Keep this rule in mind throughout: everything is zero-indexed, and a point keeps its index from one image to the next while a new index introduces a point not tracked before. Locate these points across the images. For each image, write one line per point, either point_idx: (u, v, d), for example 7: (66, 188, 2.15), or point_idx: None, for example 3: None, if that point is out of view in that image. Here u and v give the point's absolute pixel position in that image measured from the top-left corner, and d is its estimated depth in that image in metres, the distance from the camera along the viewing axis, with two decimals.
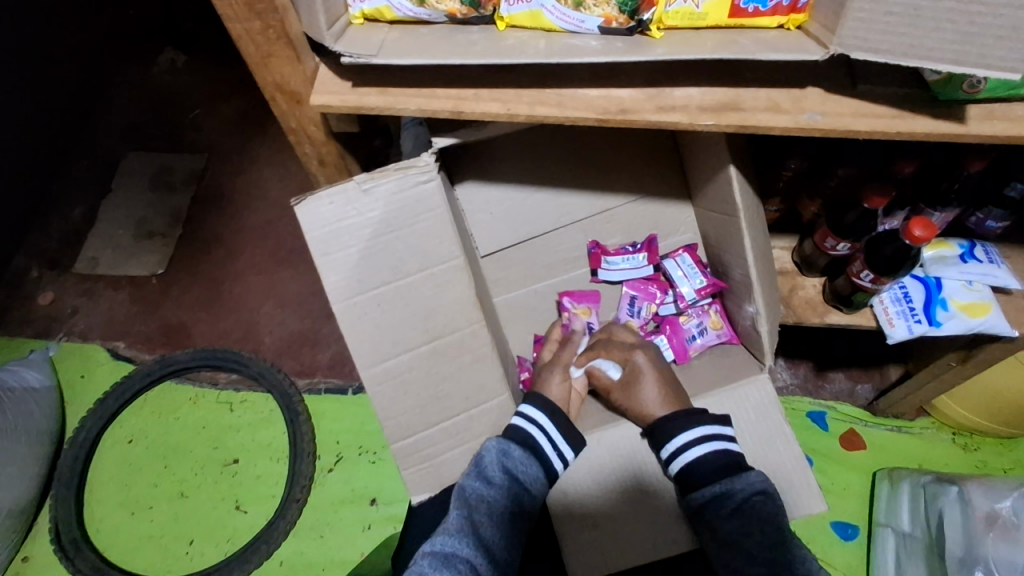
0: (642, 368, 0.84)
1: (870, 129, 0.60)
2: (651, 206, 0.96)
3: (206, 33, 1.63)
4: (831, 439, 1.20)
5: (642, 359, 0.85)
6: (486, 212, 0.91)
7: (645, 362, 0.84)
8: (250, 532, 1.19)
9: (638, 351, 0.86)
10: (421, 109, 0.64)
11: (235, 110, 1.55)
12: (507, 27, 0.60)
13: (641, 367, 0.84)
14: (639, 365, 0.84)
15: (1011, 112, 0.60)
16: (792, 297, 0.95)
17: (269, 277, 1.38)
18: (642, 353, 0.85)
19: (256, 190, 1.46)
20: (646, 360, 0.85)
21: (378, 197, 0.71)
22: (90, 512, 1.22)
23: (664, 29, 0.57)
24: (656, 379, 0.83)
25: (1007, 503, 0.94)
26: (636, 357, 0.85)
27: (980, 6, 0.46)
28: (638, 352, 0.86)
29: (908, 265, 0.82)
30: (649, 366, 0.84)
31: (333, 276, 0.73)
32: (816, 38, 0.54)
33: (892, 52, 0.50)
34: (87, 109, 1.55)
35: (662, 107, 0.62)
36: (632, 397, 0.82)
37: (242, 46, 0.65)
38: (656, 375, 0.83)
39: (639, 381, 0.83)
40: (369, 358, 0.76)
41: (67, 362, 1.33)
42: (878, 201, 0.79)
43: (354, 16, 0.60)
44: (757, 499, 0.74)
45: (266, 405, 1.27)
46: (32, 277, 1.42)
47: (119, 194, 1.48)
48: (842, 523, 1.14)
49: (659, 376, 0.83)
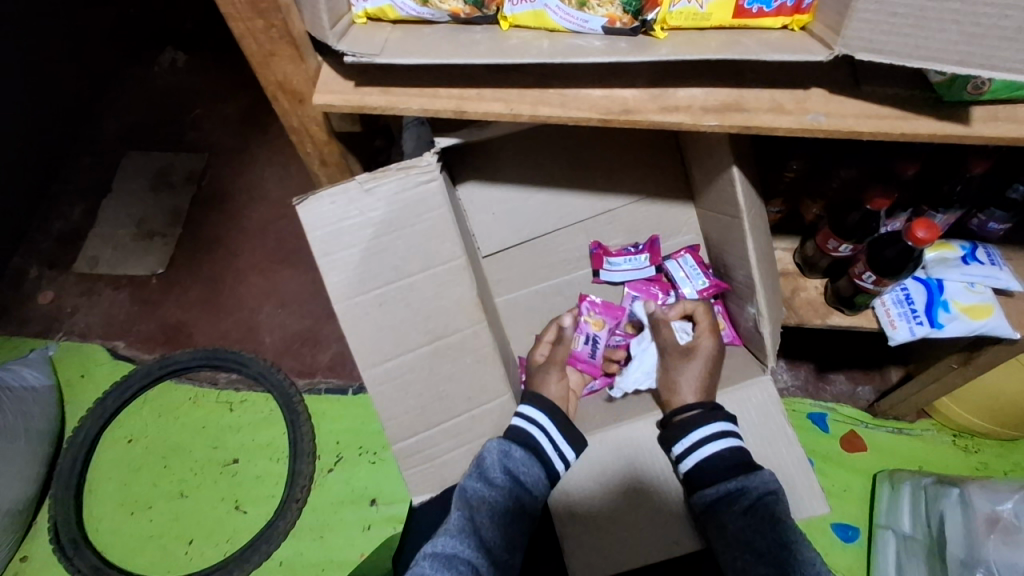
0: (705, 352, 0.83)
1: (873, 130, 0.59)
2: (653, 207, 0.96)
3: (207, 33, 1.63)
4: (832, 440, 1.20)
5: (709, 345, 0.84)
6: (488, 212, 0.91)
7: (711, 348, 0.83)
8: (250, 532, 1.19)
9: (712, 337, 0.84)
10: (424, 109, 0.63)
11: (236, 109, 1.55)
12: (510, 26, 0.60)
13: (704, 350, 0.83)
14: (702, 346, 0.83)
15: (1015, 114, 0.60)
16: (795, 299, 0.94)
17: (270, 276, 1.38)
18: (713, 341, 0.84)
19: (257, 189, 1.46)
20: (714, 350, 0.83)
21: (379, 197, 0.71)
22: (89, 512, 1.22)
23: (667, 29, 0.57)
24: (705, 368, 0.82)
25: (1008, 504, 0.93)
26: (707, 339, 0.84)
27: (985, 6, 0.46)
28: (712, 337, 0.84)
29: (910, 267, 0.82)
30: (710, 354, 0.83)
31: (334, 276, 0.72)
32: (820, 39, 0.54)
33: (896, 52, 0.50)
34: (88, 108, 1.55)
35: (665, 107, 0.62)
36: (676, 363, 0.83)
37: (244, 45, 0.65)
38: (709, 365, 0.82)
39: (693, 360, 0.82)
40: (369, 358, 0.76)
41: (67, 362, 1.33)
42: (880, 202, 0.79)
43: (357, 15, 0.60)
44: (769, 499, 0.73)
45: (266, 404, 1.27)
46: (31, 276, 1.42)
47: (120, 194, 1.48)
48: (844, 525, 1.14)
49: (710, 369, 0.82)
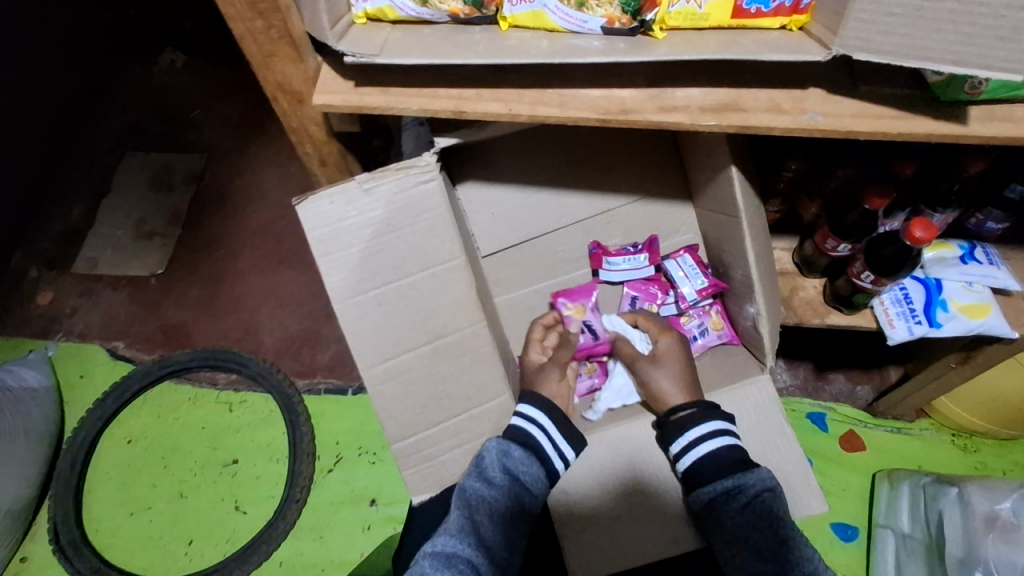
0: (670, 352, 0.85)
1: (871, 130, 0.60)
2: (652, 207, 0.96)
3: (207, 34, 1.63)
4: (831, 440, 1.20)
5: (670, 342, 0.86)
6: (487, 212, 0.92)
7: (672, 345, 0.85)
8: (250, 532, 1.19)
9: (669, 335, 0.87)
10: (423, 109, 0.64)
11: (235, 109, 1.55)
12: (509, 27, 0.60)
13: (667, 349, 0.85)
14: (664, 348, 0.85)
15: (1012, 113, 0.60)
16: (793, 298, 0.95)
17: (269, 277, 1.38)
18: (671, 338, 0.86)
19: (257, 189, 1.46)
20: (676, 345, 0.85)
21: (378, 197, 0.71)
22: (88, 512, 1.22)
23: (666, 29, 0.58)
24: (678, 366, 0.83)
25: (1007, 504, 0.95)
26: (664, 339, 0.86)
27: (981, 6, 0.46)
28: (668, 335, 0.86)
29: (909, 266, 0.82)
30: (675, 351, 0.85)
31: (333, 276, 0.73)
32: (818, 39, 0.54)
33: (893, 52, 0.50)
34: (87, 109, 1.55)
35: (664, 107, 0.62)
36: (649, 372, 0.83)
37: (244, 45, 0.65)
38: (680, 361, 0.84)
39: (664, 362, 0.83)
40: (368, 358, 0.76)
41: (67, 363, 1.33)
42: (878, 201, 0.79)
43: (357, 15, 0.60)
44: (767, 496, 0.73)
45: (265, 405, 1.27)
46: (31, 276, 1.42)
47: (120, 194, 1.48)
48: (843, 524, 1.14)
49: (683, 366, 0.83)
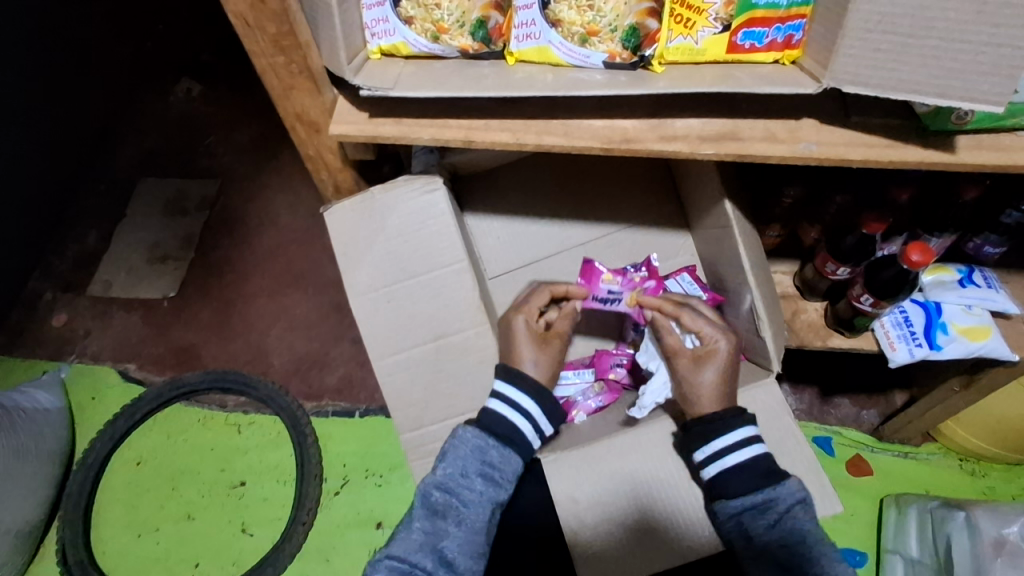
0: (718, 357, 0.80)
1: (864, 158, 0.62)
2: (653, 233, 0.98)
3: (224, 65, 1.69)
4: (837, 465, 1.20)
5: (726, 346, 0.81)
6: (493, 238, 0.97)
7: (727, 349, 0.80)
8: (256, 555, 1.20)
9: (728, 337, 0.81)
10: (435, 138, 0.67)
11: (247, 137, 1.59)
12: (516, 61, 0.63)
13: (718, 353, 0.80)
14: (718, 349, 0.81)
15: (999, 142, 0.62)
16: (794, 321, 0.96)
17: (280, 299, 1.41)
18: (729, 342, 0.81)
19: (268, 214, 1.50)
20: (729, 351, 0.80)
21: (390, 205, 0.78)
22: (97, 536, 1.23)
23: (665, 63, 0.60)
24: (723, 373, 0.80)
25: (1015, 528, 0.94)
26: (721, 340, 0.81)
27: (962, 44, 0.49)
28: (726, 337, 0.81)
29: (906, 291, 0.84)
30: (727, 357, 0.80)
31: (351, 274, 0.79)
32: (810, 72, 0.56)
33: (881, 86, 0.53)
34: (105, 136, 1.60)
35: (664, 137, 0.65)
36: (689, 372, 0.80)
37: (266, 78, 0.68)
38: (724, 368, 0.80)
39: (707, 364, 0.80)
40: (379, 350, 0.80)
41: (78, 384, 1.35)
42: (875, 227, 0.81)
43: (372, 51, 0.63)
44: (796, 509, 0.75)
45: (273, 427, 1.29)
46: (45, 299, 1.45)
47: (134, 219, 1.52)
48: (851, 550, 1.14)
49: (728, 372, 0.80)
